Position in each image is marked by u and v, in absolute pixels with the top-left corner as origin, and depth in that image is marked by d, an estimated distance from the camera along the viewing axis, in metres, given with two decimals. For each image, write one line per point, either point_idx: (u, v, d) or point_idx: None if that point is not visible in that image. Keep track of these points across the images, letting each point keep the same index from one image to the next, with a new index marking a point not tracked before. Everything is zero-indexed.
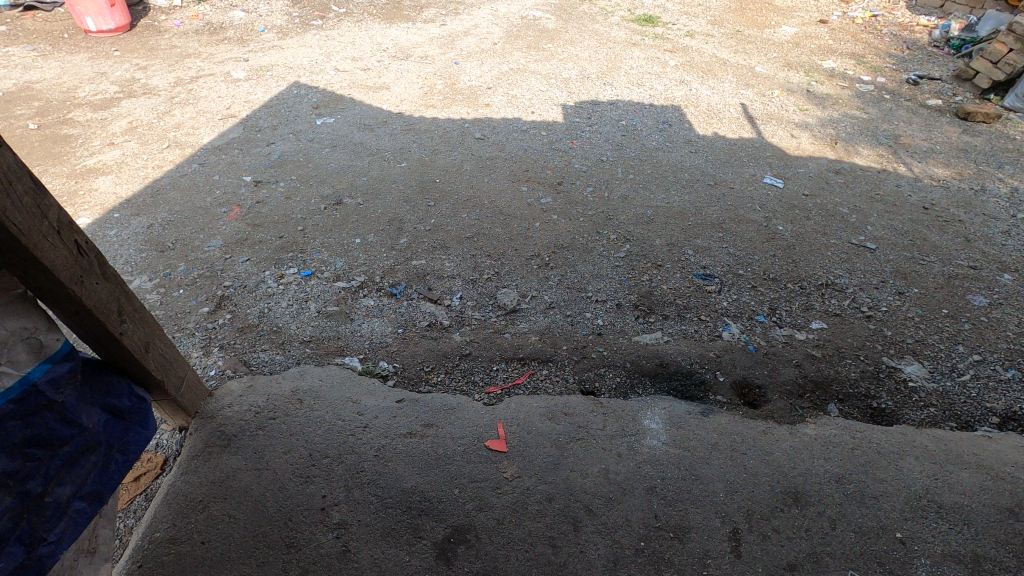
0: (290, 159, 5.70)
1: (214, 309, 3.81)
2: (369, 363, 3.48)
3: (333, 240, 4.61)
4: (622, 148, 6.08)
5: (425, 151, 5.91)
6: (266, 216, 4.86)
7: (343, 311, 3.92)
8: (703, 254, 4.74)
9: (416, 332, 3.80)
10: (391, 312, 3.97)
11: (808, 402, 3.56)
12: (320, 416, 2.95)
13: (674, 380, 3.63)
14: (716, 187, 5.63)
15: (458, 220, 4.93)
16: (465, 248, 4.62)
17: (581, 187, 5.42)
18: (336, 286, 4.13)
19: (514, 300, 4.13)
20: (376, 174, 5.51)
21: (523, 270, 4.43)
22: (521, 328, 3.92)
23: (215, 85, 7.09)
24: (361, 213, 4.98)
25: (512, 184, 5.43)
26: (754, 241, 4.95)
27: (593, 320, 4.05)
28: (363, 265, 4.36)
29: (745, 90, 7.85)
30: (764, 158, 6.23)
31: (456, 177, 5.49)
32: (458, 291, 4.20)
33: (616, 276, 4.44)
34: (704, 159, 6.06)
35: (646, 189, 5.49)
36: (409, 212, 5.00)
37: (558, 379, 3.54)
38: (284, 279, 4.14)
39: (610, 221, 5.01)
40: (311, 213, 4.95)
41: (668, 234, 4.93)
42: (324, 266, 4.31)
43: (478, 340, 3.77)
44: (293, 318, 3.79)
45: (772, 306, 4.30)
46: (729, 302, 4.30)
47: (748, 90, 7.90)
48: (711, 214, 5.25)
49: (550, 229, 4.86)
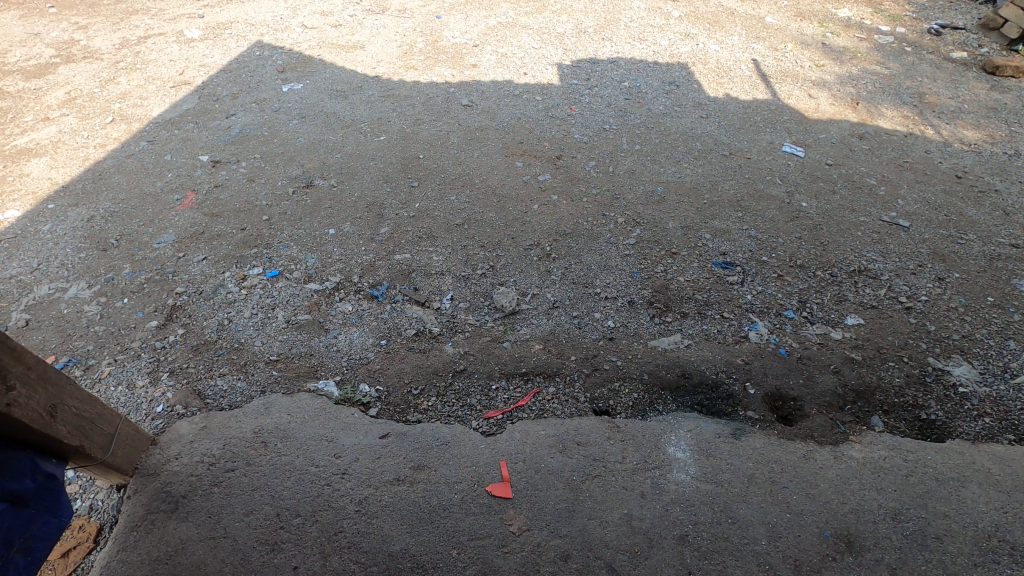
0: (253, 134, 5.03)
1: (164, 323, 3.26)
2: (347, 386, 2.99)
3: (303, 231, 4.03)
4: (626, 115, 5.46)
5: (405, 121, 5.26)
6: (225, 204, 4.25)
7: (317, 319, 3.40)
8: (723, 239, 4.23)
9: (402, 345, 3.29)
10: (372, 319, 3.45)
11: (849, 416, 3.14)
12: (289, 464, 2.48)
13: (698, 395, 3.19)
14: (731, 158, 5.07)
15: (446, 204, 4.36)
16: (454, 238, 4.07)
17: (582, 161, 4.84)
18: (307, 288, 3.59)
19: (513, 302, 3.61)
20: (351, 150, 4.87)
21: (521, 264, 3.91)
22: (522, 335, 3.43)
23: (166, 46, 6.28)
24: (335, 197, 4.38)
25: (506, 159, 4.84)
26: (777, 221, 4.44)
27: (602, 323, 3.57)
28: (339, 261, 3.81)
29: (756, 44, 7.16)
30: (782, 122, 5.64)
31: (442, 152, 4.88)
32: (448, 291, 3.68)
33: (627, 268, 3.93)
34: (717, 125, 5.46)
35: (655, 162, 4.92)
36: (390, 196, 4.41)
37: (567, 398, 3.08)
38: (247, 282, 3.59)
39: (617, 201, 4.47)
40: (278, 198, 4.34)
41: (681, 216, 4.40)
42: (293, 265, 3.75)
43: (474, 351, 3.28)
44: (258, 332, 3.26)
45: (801, 299, 3.84)
46: (754, 295, 3.83)
47: (759, 43, 7.21)
48: (729, 190, 4.70)
49: (550, 213, 4.31)
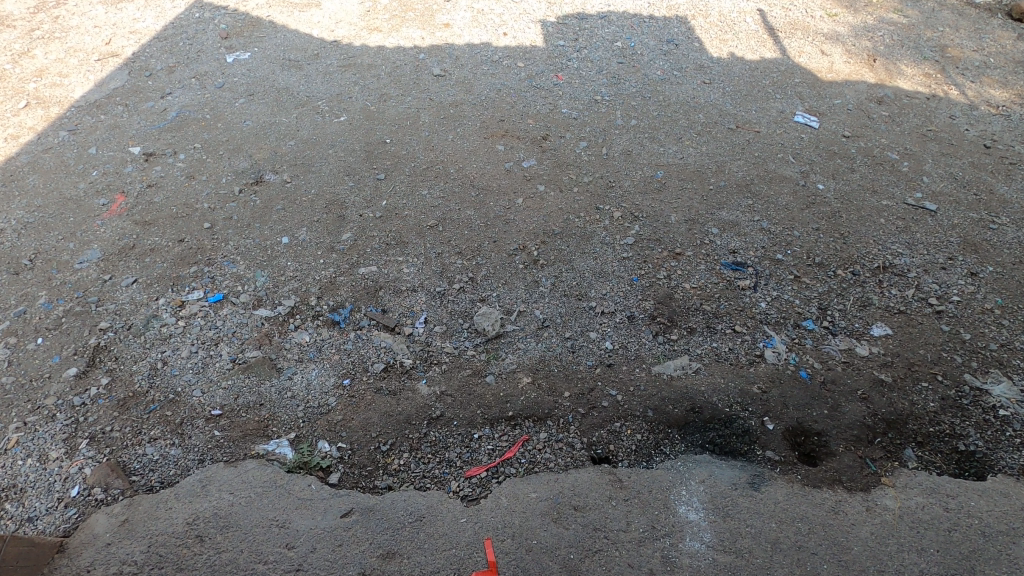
0: (192, 118, 4.37)
1: (85, 369, 2.77)
2: (304, 446, 2.54)
3: (251, 241, 3.48)
4: (619, 83, 4.83)
5: (369, 97, 4.60)
6: (160, 208, 3.67)
7: (268, 356, 2.92)
8: (732, 234, 3.74)
9: (368, 385, 2.84)
10: (333, 352, 2.98)
11: (879, 452, 2.77)
12: (230, 564, 2.08)
13: (710, 433, 2.80)
14: (739, 132, 4.51)
15: (417, 200, 3.80)
16: (427, 243, 3.54)
17: (571, 142, 4.27)
18: (257, 316, 3.09)
19: (497, 323, 3.14)
20: (307, 135, 4.25)
21: (505, 274, 3.41)
22: (508, 365, 2.98)
23: (90, 10, 5.45)
24: (289, 196, 3.80)
25: (485, 141, 4.24)
26: (792, 209, 3.94)
27: (599, 346, 3.12)
28: (293, 279, 3.29)
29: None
30: (793, 86, 5.05)
31: (412, 135, 4.26)
32: (422, 312, 3.19)
33: (625, 274, 3.45)
34: (721, 92, 4.86)
35: (653, 141, 4.35)
36: (352, 192, 3.84)
37: (561, 446, 2.67)
38: (185, 310, 3.08)
39: (611, 191, 3.93)
40: (222, 199, 3.76)
41: (685, 206, 3.89)
42: (240, 285, 3.23)
43: (453, 390, 2.83)
44: (198, 377, 2.78)
45: (821, 306, 3.41)
46: (769, 303, 3.39)
47: None
48: (737, 172, 4.17)
49: (536, 209, 3.78)
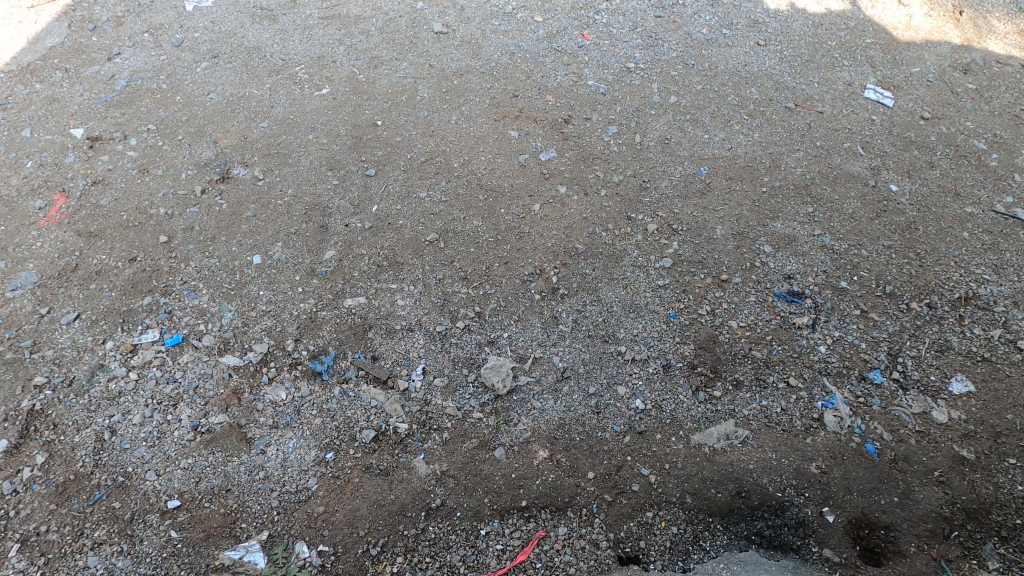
0: (145, 89, 3.67)
1: (18, 442, 2.33)
2: (279, 551, 2.17)
3: (216, 261, 2.93)
4: (656, 45, 4.04)
5: (356, 61, 3.85)
6: (108, 214, 3.09)
7: (237, 421, 2.46)
8: (788, 253, 3.14)
9: (356, 462, 2.40)
10: (314, 415, 2.52)
11: (957, 551, 2.31)
12: None
13: (757, 523, 2.38)
14: (799, 112, 3.77)
15: (413, 206, 3.19)
16: (425, 265, 2.98)
17: (598, 127, 3.57)
18: (224, 366, 2.61)
19: (509, 378, 2.64)
20: (282, 114, 3.56)
21: (518, 308, 2.87)
22: (521, 433, 2.52)
23: None
24: (261, 197, 3.20)
25: (495, 124, 3.55)
26: (859, 220, 3.31)
27: (628, 406, 2.63)
28: (266, 314, 2.76)
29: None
30: (863, 49, 4.22)
31: (407, 114, 3.56)
32: (420, 360, 2.69)
33: (660, 309, 2.90)
34: (778, 57, 4.06)
35: (696, 124, 3.64)
36: (336, 193, 3.23)
37: (583, 544, 2.27)
38: (137, 357, 2.59)
39: (646, 194, 3.29)
40: (181, 201, 3.15)
41: (733, 215, 3.26)
42: (203, 323, 2.72)
43: (456, 469, 2.40)
44: (152, 452, 2.35)
45: (892, 351, 2.86)
46: (830, 348, 2.85)
47: None
48: (795, 168, 3.49)
49: (555, 219, 3.17)
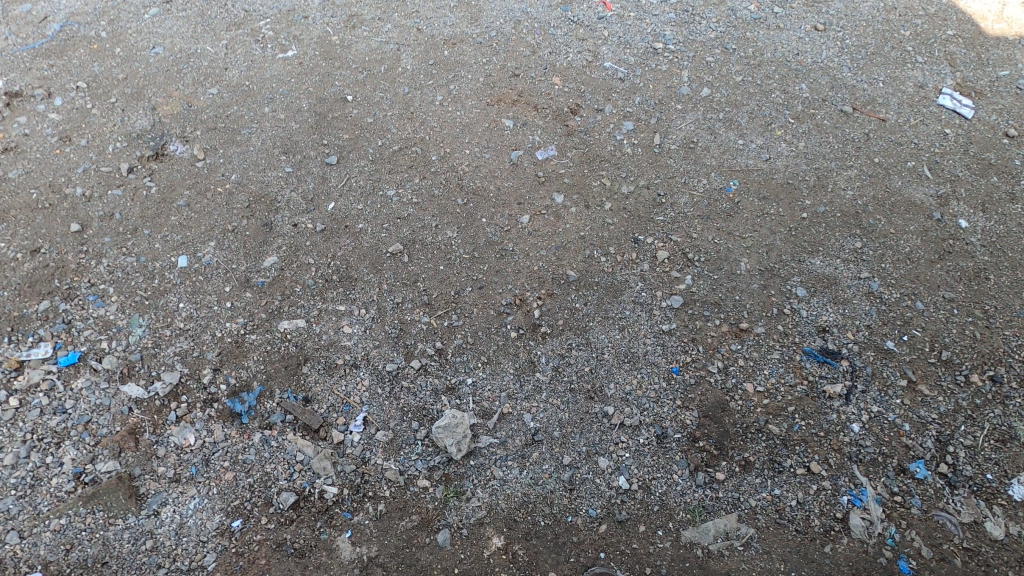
0: (81, 36, 3.12)
1: None
2: None
3: (133, 261, 2.45)
4: (691, 22, 3.39)
5: (332, 20, 3.26)
6: (15, 190, 2.60)
7: (129, 471, 2.04)
8: (825, 299, 2.57)
9: (266, 536, 1.98)
10: (226, 468, 2.09)
11: None
12: None
13: None
14: (856, 118, 3.11)
15: (378, 206, 2.67)
16: (383, 284, 2.48)
17: (611, 121, 2.98)
18: (124, 397, 2.16)
19: (467, 439, 2.16)
20: (237, 79, 3.02)
21: (487, 347, 2.37)
22: (472, 512, 2.06)
23: None
24: (198, 182, 2.68)
25: (487, 109, 2.97)
26: (917, 262, 2.69)
27: (608, 485, 2.16)
28: (183, 333, 2.30)
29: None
30: (943, 41, 3.48)
31: (384, 90, 3.00)
32: (361, 407, 2.22)
33: (661, 361, 2.38)
34: (838, 46, 3.38)
35: (729, 125, 3.01)
36: (288, 184, 2.70)
37: None
38: (21, 378, 2.15)
39: (659, 211, 2.72)
40: (103, 180, 2.65)
41: (763, 245, 2.68)
42: (106, 339, 2.26)
43: (387, 556, 1.97)
44: (20, 505, 1.94)
45: (941, 437, 2.30)
46: (864, 428, 2.32)
47: None
48: (845, 189, 2.87)
49: (545, 236, 2.62)
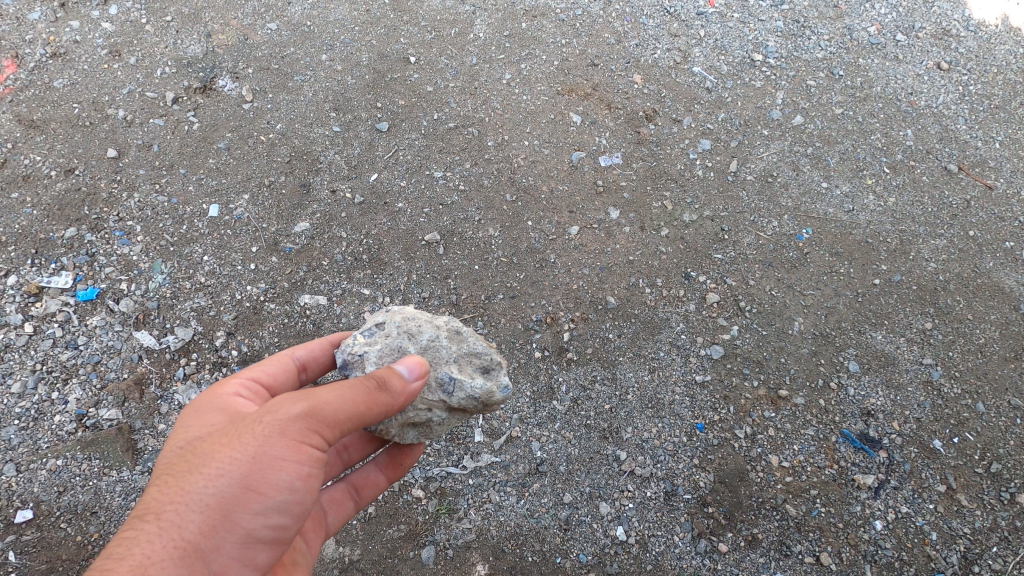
0: None
1: None
2: None
3: (165, 201, 2.36)
4: (800, 35, 2.99)
5: None
6: (58, 100, 2.53)
7: (131, 424, 1.99)
8: (877, 380, 2.38)
9: None
10: None
11: None
12: None
13: None
14: (960, 180, 2.79)
15: (421, 187, 2.50)
16: (412, 274, 2.34)
17: (690, 135, 2.70)
18: (136, 344, 2.11)
19: (444, 355, 1.54)
20: (298, 16, 2.82)
21: (507, 363, 2.26)
22: (461, 534, 2.04)
23: None
24: (241, 126, 2.55)
25: (556, 98, 2.72)
26: (988, 357, 2.47)
27: (604, 533, 2.07)
28: (202, 289, 2.22)
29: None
30: None
31: (450, 57, 2.76)
32: None
33: (687, 414, 2.24)
34: (958, 91, 2.98)
35: (816, 164, 2.72)
36: (332, 144, 2.55)
37: None
38: (39, 306, 2.12)
39: (719, 247, 2.50)
40: (146, 106, 2.55)
41: (823, 307, 2.46)
42: (123, 281, 2.20)
43: (369, 561, 2.00)
44: (21, 437, 1.93)
45: (949, 552, 2.11)
46: (887, 527, 2.14)
47: None
48: (928, 262, 2.61)
49: (591, 252, 2.44)
